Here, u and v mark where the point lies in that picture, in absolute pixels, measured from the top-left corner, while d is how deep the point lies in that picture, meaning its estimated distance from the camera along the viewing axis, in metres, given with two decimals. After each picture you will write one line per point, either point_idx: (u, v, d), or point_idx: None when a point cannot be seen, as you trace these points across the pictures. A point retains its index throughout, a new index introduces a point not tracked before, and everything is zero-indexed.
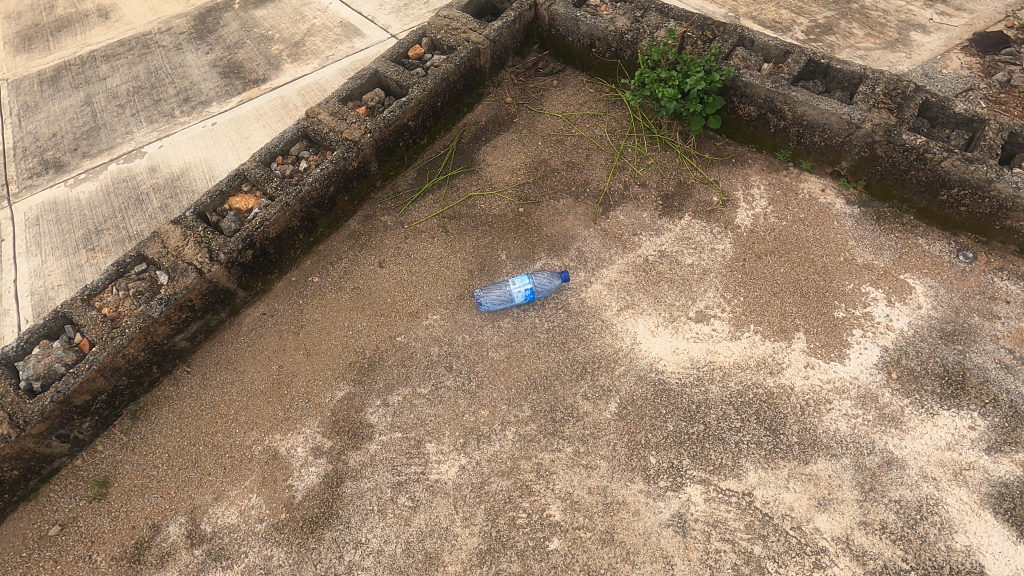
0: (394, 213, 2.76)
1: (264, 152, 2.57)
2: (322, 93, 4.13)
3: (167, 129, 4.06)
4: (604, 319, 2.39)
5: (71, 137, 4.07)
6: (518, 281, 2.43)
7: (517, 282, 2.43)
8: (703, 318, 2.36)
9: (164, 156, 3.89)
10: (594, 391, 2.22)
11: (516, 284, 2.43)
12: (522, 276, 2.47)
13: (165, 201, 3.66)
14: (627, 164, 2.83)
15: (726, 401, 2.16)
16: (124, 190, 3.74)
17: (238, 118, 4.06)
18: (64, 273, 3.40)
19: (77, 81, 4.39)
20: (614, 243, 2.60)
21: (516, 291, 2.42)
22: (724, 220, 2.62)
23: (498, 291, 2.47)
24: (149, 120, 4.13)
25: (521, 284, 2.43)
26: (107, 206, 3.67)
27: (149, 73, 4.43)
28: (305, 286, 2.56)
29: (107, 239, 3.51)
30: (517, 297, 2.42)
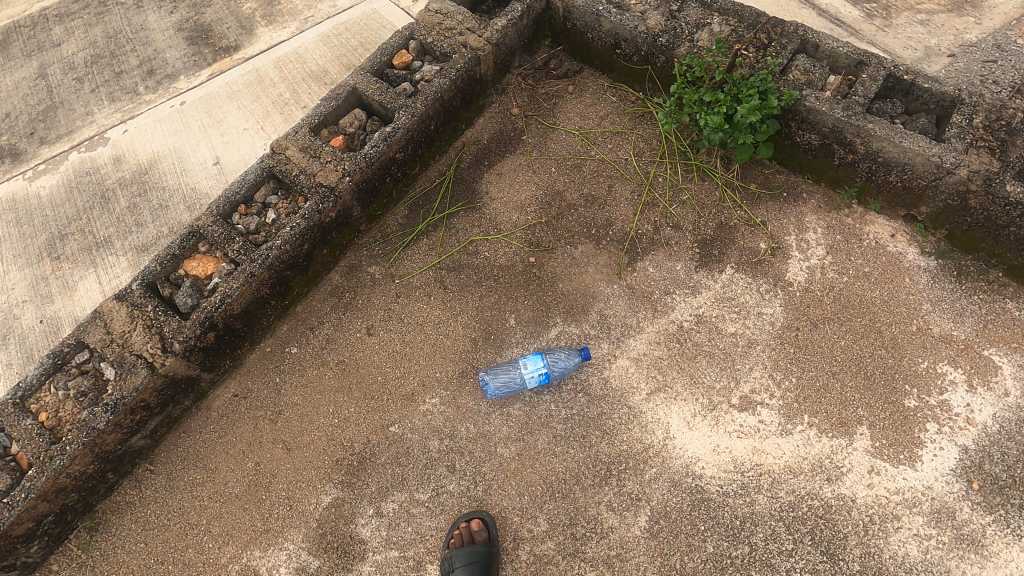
0: (383, 264, 2.35)
1: (223, 202, 2.13)
2: (304, 65, 3.38)
3: (130, 109, 3.30)
4: (631, 406, 2.04)
5: (26, 119, 3.34)
6: (534, 362, 2.05)
7: (532, 363, 2.05)
8: (749, 406, 2.01)
9: (130, 144, 3.18)
10: (621, 500, 1.91)
11: (530, 367, 2.05)
12: (538, 355, 2.08)
13: (133, 200, 3.00)
14: (657, 199, 2.38)
15: (776, 516, 1.85)
16: (87, 186, 3.07)
17: (209, 98, 3.31)
18: (29, 287, 2.85)
19: (26, 47, 3.57)
20: (644, 304, 2.20)
21: (531, 377, 2.04)
22: (774, 274, 2.21)
23: (508, 374, 2.10)
24: (110, 96, 3.36)
25: (537, 366, 2.05)
26: (70, 205, 3.03)
27: (107, 37, 3.59)
28: (281, 360, 2.20)
29: (72, 246, 2.91)
30: (532, 383, 2.05)
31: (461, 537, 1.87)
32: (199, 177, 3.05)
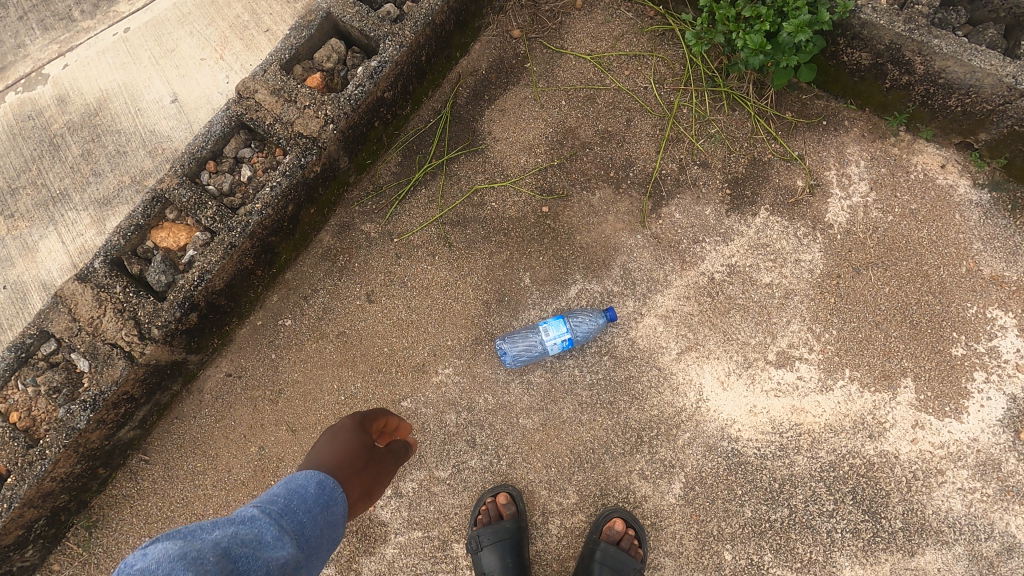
0: (377, 220, 2.09)
1: (187, 160, 1.82)
2: None
3: (67, 38, 2.70)
4: (661, 367, 1.89)
5: None
6: (555, 328, 1.86)
7: (553, 330, 1.85)
8: (787, 362, 1.88)
9: (72, 81, 2.62)
10: (653, 467, 1.82)
11: (551, 334, 1.85)
12: (560, 319, 1.89)
13: (86, 147, 2.54)
14: (683, 133, 2.11)
15: (817, 477, 1.77)
16: (31, 133, 2.58)
17: (158, 21, 2.69)
18: None
19: None
20: (671, 255, 2.00)
21: (552, 345, 1.85)
22: (812, 216, 2.00)
23: (528, 340, 1.92)
24: (40, 22, 2.71)
25: (559, 333, 1.85)
26: (14, 155, 2.56)
27: None
28: (275, 334, 2.00)
29: (25, 203, 2.51)
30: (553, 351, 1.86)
31: (484, 510, 1.79)
32: (156, 118, 2.57)
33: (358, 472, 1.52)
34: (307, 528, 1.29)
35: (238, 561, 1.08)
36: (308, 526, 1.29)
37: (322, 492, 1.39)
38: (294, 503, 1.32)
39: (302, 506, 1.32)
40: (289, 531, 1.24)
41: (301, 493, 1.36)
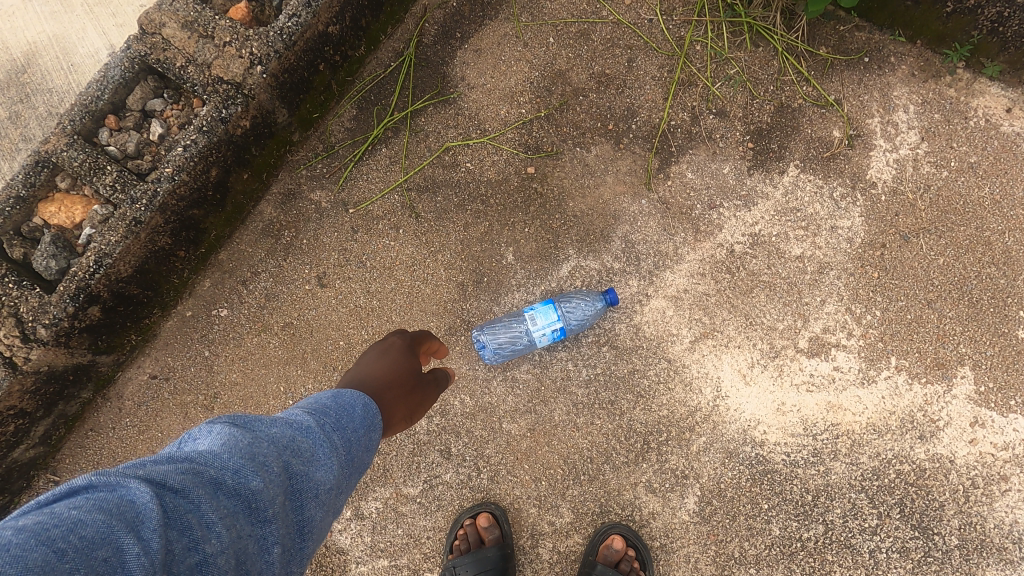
0: (329, 187, 1.73)
1: (78, 113, 1.43)
2: None
3: None
4: (670, 359, 1.58)
5: None
6: (545, 316, 1.53)
7: (541, 320, 1.52)
8: (821, 350, 1.57)
9: None
10: (663, 479, 1.52)
11: (539, 324, 1.52)
12: (549, 305, 1.55)
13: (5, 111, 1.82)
14: (696, 75, 1.73)
15: (858, 488, 1.49)
16: None
17: None
18: None
19: None
20: (682, 224, 1.66)
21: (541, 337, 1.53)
22: (852, 173, 1.66)
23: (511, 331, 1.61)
24: None
25: (549, 322, 1.52)
26: None
27: None
28: (207, 327, 1.66)
29: None
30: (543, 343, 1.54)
31: (462, 534, 1.51)
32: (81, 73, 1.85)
33: (401, 387, 1.28)
34: (361, 444, 1.05)
35: (296, 478, 0.88)
36: (362, 437, 1.06)
37: (367, 408, 1.12)
38: (345, 420, 1.05)
39: (353, 424, 1.05)
40: (340, 447, 0.99)
41: (350, 411, 1.08)
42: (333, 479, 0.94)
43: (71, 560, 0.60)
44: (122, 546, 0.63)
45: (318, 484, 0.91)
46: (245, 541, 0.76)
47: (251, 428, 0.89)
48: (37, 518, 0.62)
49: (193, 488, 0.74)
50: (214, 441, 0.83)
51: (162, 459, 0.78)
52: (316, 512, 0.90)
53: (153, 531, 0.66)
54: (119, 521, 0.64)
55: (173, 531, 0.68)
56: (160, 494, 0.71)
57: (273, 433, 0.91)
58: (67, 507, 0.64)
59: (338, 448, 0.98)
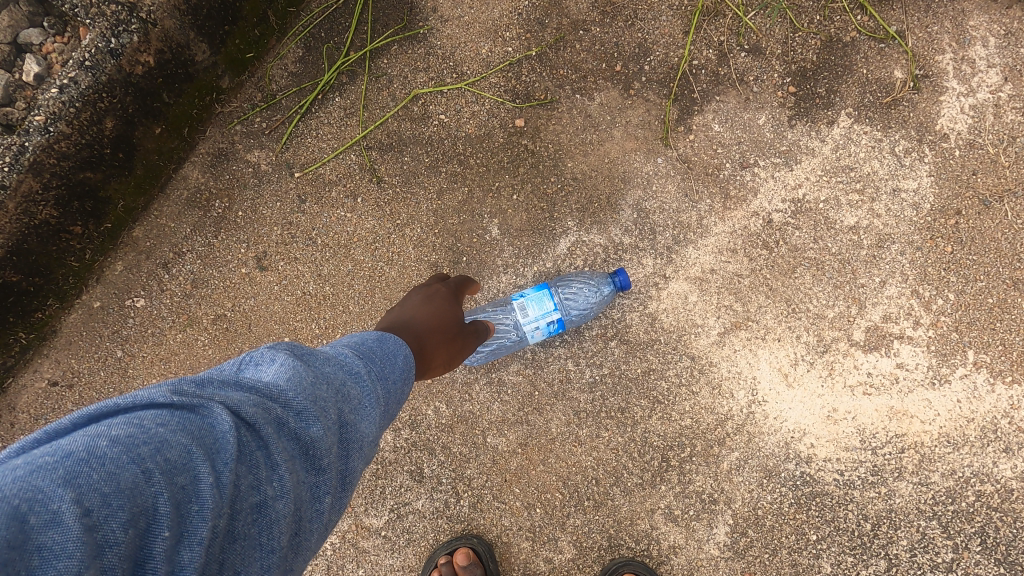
0: (269, 147, 1.40)
1: None
2: None
3: None
4: (694, 356, 1.28)
5: None
6: (539, 306, 1.21)
7: (535, 311, 1.20)
8: (881, 343, 1.27)
9: None
10: (686, 505, 1.23)
11: (531, 316, 1.21)
12: (544, 291, 1.23)
13: None
14: (723, 3, 1.38)
15: (928, 514, 1.20)
16: None
17: None
18: None
19: None
20: (708, 188, 1.34)
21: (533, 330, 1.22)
22: (918, 123, 1.34)
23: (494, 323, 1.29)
24: None
25: (544, 313, 1.21)
26: None
27: None
28: (120, 321, 1.34)
29: None
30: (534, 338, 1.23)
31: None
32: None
33: (441, 333, 1.02)
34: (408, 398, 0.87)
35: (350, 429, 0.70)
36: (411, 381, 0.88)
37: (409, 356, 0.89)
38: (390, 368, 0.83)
39: (394, 377, 0.81)
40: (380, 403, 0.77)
41: (394, 358, 0.85)
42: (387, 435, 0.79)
43: (154, 484, 0.49)
44: (196, 477, 0.51)
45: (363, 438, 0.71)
46: (306, 492, 0.62)
47: (314, 359, 0.73)
48: (126, 428, 0.52)
49: (264, 422, 0.59)
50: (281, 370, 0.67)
51: (226, 378, 0.63)
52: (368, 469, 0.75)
53: (226, 467, 0.53)
54: (197, 447, 0.53)
55: (242, 468, 0.55)
56: (245, 420, 0.58)
57: (330, 370, 0.72)
58: (151, 421, 0.54)
59: (393, 397, 0.81)
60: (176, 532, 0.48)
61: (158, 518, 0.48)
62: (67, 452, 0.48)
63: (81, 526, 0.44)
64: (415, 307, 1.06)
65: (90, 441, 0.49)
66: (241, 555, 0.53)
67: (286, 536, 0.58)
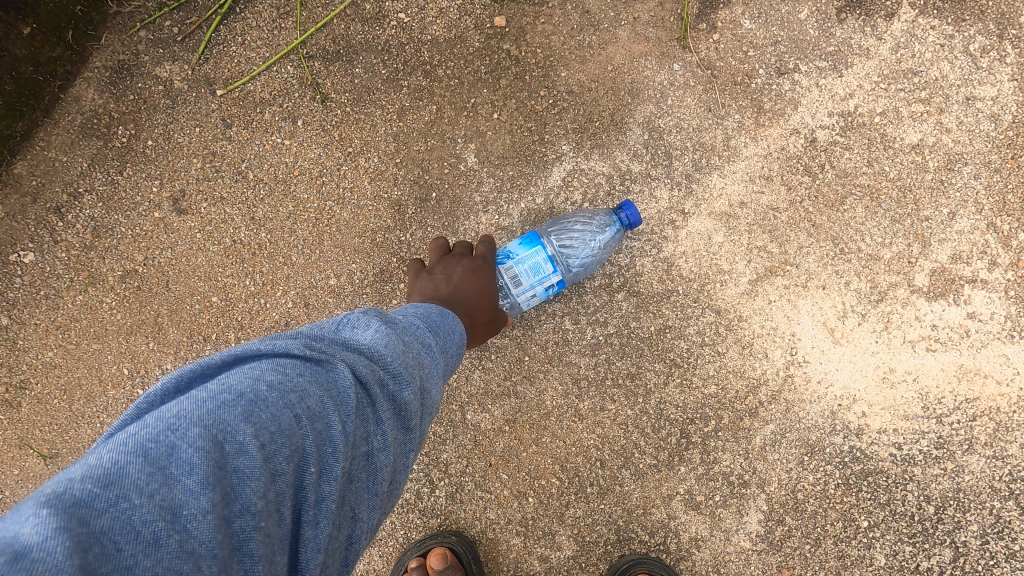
0: (182, 59, 1.10)
1: None
2: None
3: None
4: (720, 310, 1.03)
5: None
6: (532, 269, 0.93)
7: (529, 277, 0.93)
8: (948, 288, 1.03)
9: None
10: (711, 490, 1.01)
11: (526, 284, 0.94)
12: (538, 247, 0.93)
13: None
14: None
15: (1004, 493, 0.98)
16: None
17: None
18: None
19: None
20: (736, 101, 1.07)
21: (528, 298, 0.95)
22: (1000, 12, 1.06)
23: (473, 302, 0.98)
24: None
25: (542, 278, 0.93)
26: None
27: None
28: (3, 281, 1.07)
29: None
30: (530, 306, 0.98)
31: None
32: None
33: (489, 312, 0.87)
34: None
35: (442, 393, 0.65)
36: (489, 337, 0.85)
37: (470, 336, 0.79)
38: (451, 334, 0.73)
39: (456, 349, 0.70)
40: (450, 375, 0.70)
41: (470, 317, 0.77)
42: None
43: (301, 429, 0.48)
44: (331, 425, 0.49)
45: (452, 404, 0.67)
46: (405, 451, 0.59)
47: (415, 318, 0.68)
48: (274, 372, 0.50)
49: (382, 378, 0.56)
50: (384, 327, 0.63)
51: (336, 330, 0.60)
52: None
53: (349, 420, 0.51)
54: (331, 399, 0.51)
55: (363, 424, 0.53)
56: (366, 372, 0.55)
57: (416, 334, 0.66)
58: (291, 367, 0.51)
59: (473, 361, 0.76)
60: (320, 471, 0.48)
61: (307, 458, 0.47)
62: (233, 391, 0.46)
63: (260, 459, 0.44)
64: (460, 278, 0.89)
65: (249, 385, 0.47)
66: (356, 496, 0.52)
67: (390, 485, 0.56)
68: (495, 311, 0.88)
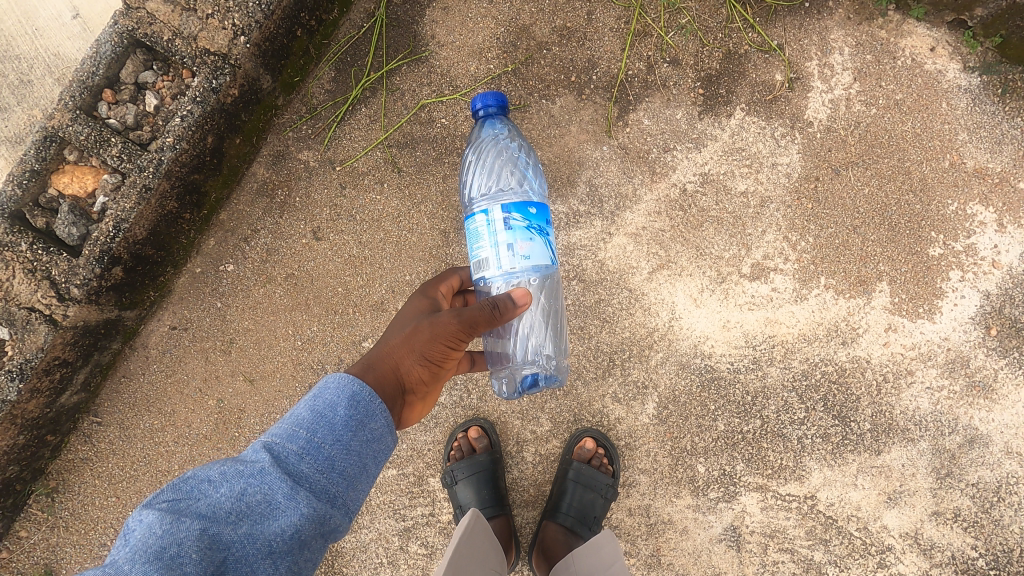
0: (315, 147, 1.87)
1: (78, 89, 1.56)
2: None
3: None
4: (631, 289, 1.81)
5: None
6: (481, 233, 1.28)
7: (487, 237, 1.27)
8: (761, 273, 1.80)
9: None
10: (626, 390, 1.78)
11: (490, 241, 1.27)
12: (475, 218, 1.29)
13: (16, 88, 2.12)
14: (650, 27, 1.86)
15: (789, 387, 1.76)
16: None
17: None
18: None
19: None
20: (640, 167, 1.85)
21: (529, 241, 1.28)
22: (792, 113, 1.84)
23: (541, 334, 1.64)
24: None
25: (492, 228, 1.27)
26: None
27: None
28: (217, 282, 1.84)
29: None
30: (539, 245, 1.29)
31: (456, 446, 1.77)
32: (57, 38, 2.12)
33: (406, 336, 1.27)
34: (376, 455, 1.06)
35: (235, 545, 0.89)
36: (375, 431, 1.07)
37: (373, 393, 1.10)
38: (320, 431, 1.00)
39: (323, 448, 0.98)
40: (306, 478, 0.96)
41: (324, 426, 1.02)
42: (339, 508, 0.98)
43: None
44: None
45: (273, 537, 0.90)
46: None
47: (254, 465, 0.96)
48: None
49: None
50: (153, 531, 0.84)
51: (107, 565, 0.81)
52: (321, 542, 0.96)
53: None
54: None
55: None
56: None
57: (222, 503, 0.90)
58: None
59: (325, 471, 0.97)
60: None
61: None
62: None
63: None
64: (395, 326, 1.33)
65: None
66: None
67: None
68: (413, 330, 1.27)
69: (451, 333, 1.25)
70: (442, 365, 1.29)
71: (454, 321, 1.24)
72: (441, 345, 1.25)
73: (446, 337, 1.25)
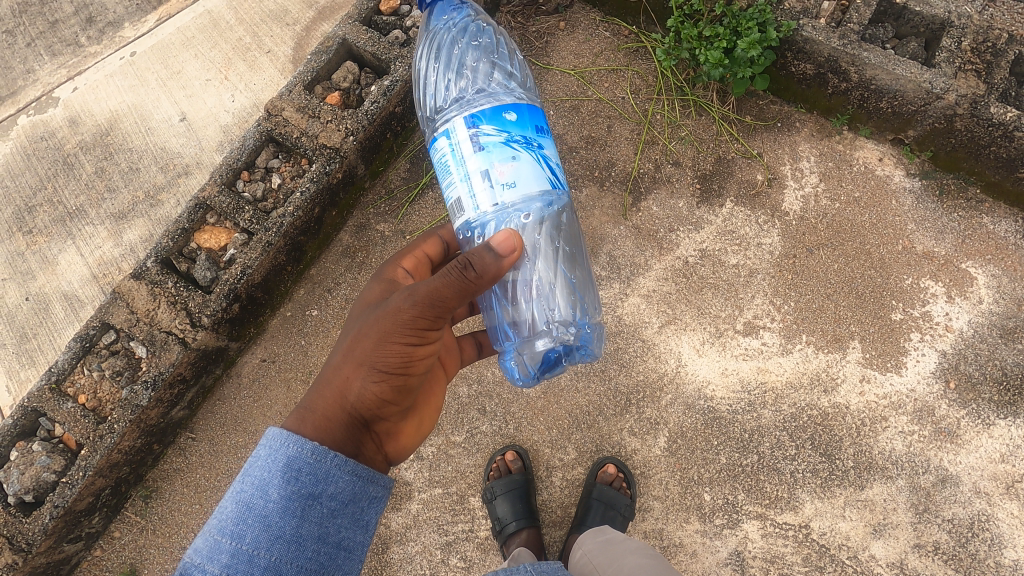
0: (390, 220, 2.35)
1: (225, 171, 2.09)
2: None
3: (134, 90, 2.79)
4: (645, 340, 2.18)
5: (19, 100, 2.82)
6: (450, 166, 1.53)
7: (454, 168, 1.52)
8: (752, 331, 2.17)
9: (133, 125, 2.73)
10: (641, 425, 2.09)
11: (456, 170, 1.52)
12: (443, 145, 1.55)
13: (143, 176, 2.66)
14: (657, 137, 2.40)
15: (780, 427, 2.06)
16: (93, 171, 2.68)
17: (200, 76, 2.79)
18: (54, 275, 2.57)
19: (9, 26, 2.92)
20: (650, 244, 2.29)
21: (510, 162, 1.48)
22: (771, 205, 2.30)
23: (553, 299, 1.82)
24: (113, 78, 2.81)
25: (458, 157, 1.52)
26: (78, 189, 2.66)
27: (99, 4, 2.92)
28: (303, 323, 2.24)
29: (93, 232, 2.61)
30: (511, 160, 1.49)
31: (494, 467, 2.07)
32: (166, 136, 2.71)
33: (358, 346, 1.43)
34: (319, 547, 1.14)
35: None
36: (309, 520, 1.12)
37: (313, 463, 1.16)
38: (249, 541, 1.08)
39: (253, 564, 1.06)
40: None
41: (254, 537, 1.08)
42: None
43: None
44: None
45: None
46: None
47: None
48: None
49: None
50: None
51: None
52: None
53: None
54: None
55: None
56: None
57: None
58: None
59: None
60: None
61: None
62: None
63: None
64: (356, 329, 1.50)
65: None
66: None
67: None
68: (365, 342, 1.42)
69: (404, 319, 1.37)
70: (401, 363, 1.41)
71: (405, 314, 1.37)
72: (392, 353, 1.39)
73: (395, 336, 1.38)
